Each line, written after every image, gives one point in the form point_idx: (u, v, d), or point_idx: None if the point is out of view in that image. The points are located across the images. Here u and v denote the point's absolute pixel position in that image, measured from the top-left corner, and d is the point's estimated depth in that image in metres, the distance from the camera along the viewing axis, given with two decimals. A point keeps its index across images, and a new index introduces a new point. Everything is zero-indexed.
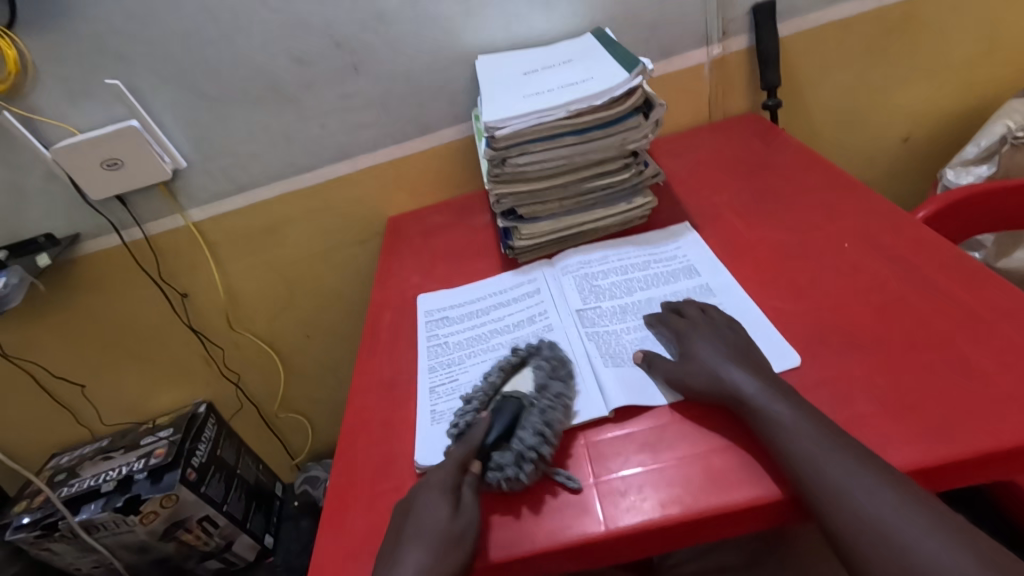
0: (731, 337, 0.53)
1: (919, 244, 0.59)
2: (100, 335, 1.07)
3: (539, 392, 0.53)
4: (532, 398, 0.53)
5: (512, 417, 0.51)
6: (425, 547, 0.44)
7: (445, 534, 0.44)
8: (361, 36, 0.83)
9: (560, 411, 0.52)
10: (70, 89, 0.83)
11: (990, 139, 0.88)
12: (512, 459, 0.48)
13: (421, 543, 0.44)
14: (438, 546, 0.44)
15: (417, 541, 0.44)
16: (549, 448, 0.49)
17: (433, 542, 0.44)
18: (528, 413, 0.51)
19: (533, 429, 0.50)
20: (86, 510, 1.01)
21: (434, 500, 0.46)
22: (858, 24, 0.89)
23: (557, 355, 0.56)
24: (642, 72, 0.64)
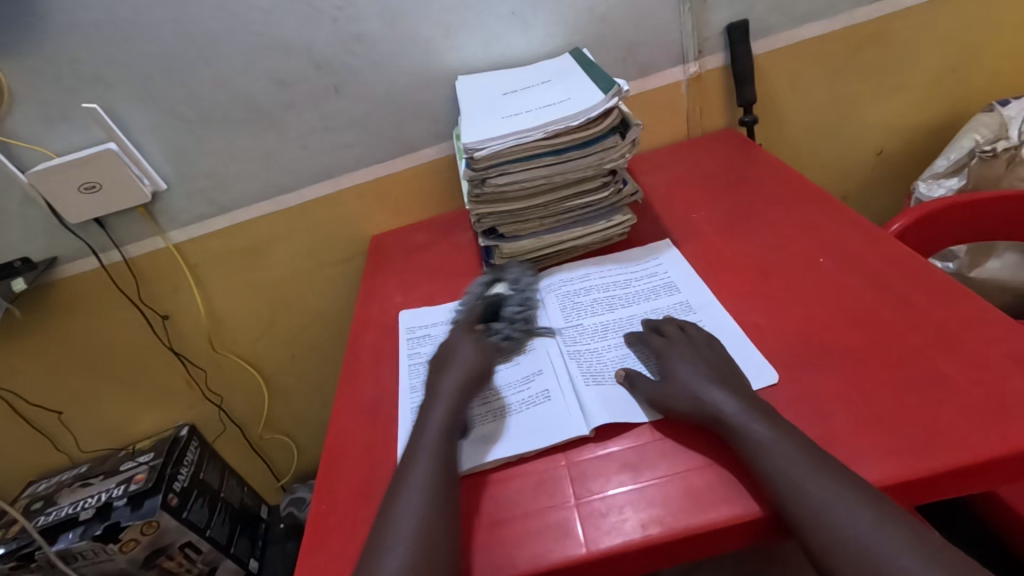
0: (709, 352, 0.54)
1: (891, 259, 0.60)
2: (78, 359, 1.05)
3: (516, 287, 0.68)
4: (520, 294, 0.67)
5: (499, 302, 0.66)
6: (462, 367, 0.57)
7: (479, 361, 0.58)
8: (341, 58, 0.84)
9: (533, 287, 0.69)
10: (47, 113, 0.82)
11: (960, 153, 0.91)
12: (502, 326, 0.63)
13: (449, 376, 0.56)
14: (467, 362, 0.57)
15: (452, 372, 0.56)
16: (531, 315, 0.65)
17: (470, 358, 0.58)
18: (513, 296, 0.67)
19: (517, 302, 0.66)
20: (64, 539, 0.99)
21: (456, 350, 0.59)
22: (829, 42, 0.91)
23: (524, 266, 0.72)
24: (618, 93, 0.64)
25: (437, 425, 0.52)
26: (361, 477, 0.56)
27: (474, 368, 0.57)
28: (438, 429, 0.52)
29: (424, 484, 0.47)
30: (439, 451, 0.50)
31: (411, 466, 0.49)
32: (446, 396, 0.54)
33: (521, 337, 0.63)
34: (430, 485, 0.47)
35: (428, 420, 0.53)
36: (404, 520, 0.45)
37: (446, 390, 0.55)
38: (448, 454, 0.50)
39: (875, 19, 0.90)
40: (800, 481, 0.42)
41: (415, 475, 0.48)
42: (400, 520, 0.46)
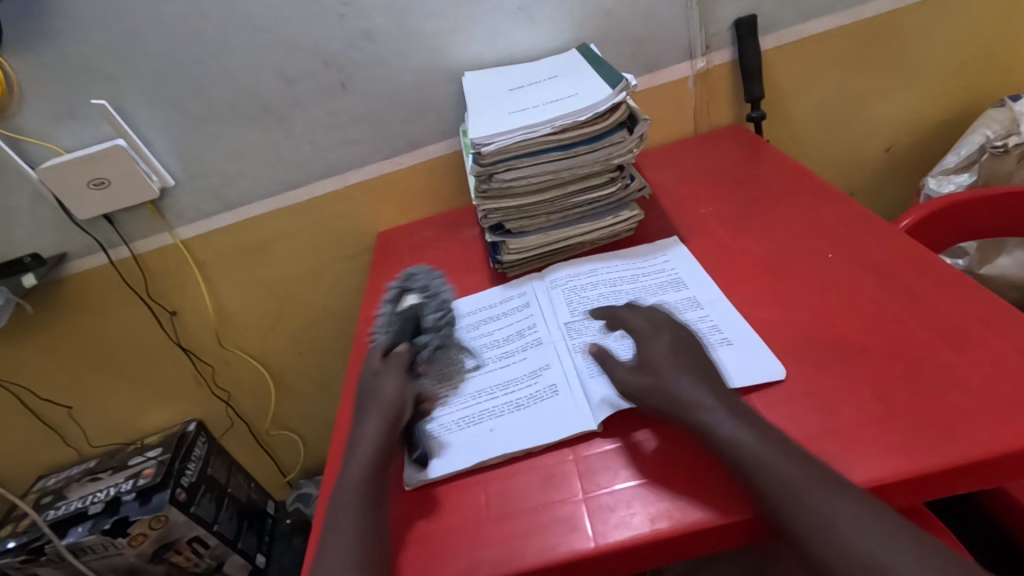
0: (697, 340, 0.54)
1: (902, 254, 0.60)
2: (87, 355, 1.06)
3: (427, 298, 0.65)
4: (423, 305, 0.64)
5: (415, 319, 0.63)
6: (380, 411, 0.54)
7: (398, 400, 0.55)
8: (348, 54, 0.84)
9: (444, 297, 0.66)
10: (56, 109, 0.82)
11: (970, 148, 0.90)
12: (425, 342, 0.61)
13: (380, 409, 0.54)
14: (389, 404, 0.54)
15: (374, 417, 0.54)
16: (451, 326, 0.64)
17: (383, 405, 0.54)
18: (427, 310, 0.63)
19: (434, 317, 0.63)
20: (73, 533, 1.00)
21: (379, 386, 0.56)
22: (838, 37, 0.90)
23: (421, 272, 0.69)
24: (625, 88, 0.64)
25: (372, 444, 0.52)
26: None
27: (396, 412, 0.54)
28: (374, 450, 0.51)
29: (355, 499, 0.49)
30: (372, 471, 0.50)
31: (331, 542, 0.47)
32: (366, 451, 0.51)
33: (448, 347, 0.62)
34: (362, 503, 0.48)
35: (361, 442, 0.52)
36: (335, 542, 0.46)
37: (374, 420, 0.53)
38: (379, 472, 0.51)
39: (884, 14, 0.89)
40: (812, 475, 0.41)
41: (351, 482, 0.50)
42: (333, 535, 0.47)
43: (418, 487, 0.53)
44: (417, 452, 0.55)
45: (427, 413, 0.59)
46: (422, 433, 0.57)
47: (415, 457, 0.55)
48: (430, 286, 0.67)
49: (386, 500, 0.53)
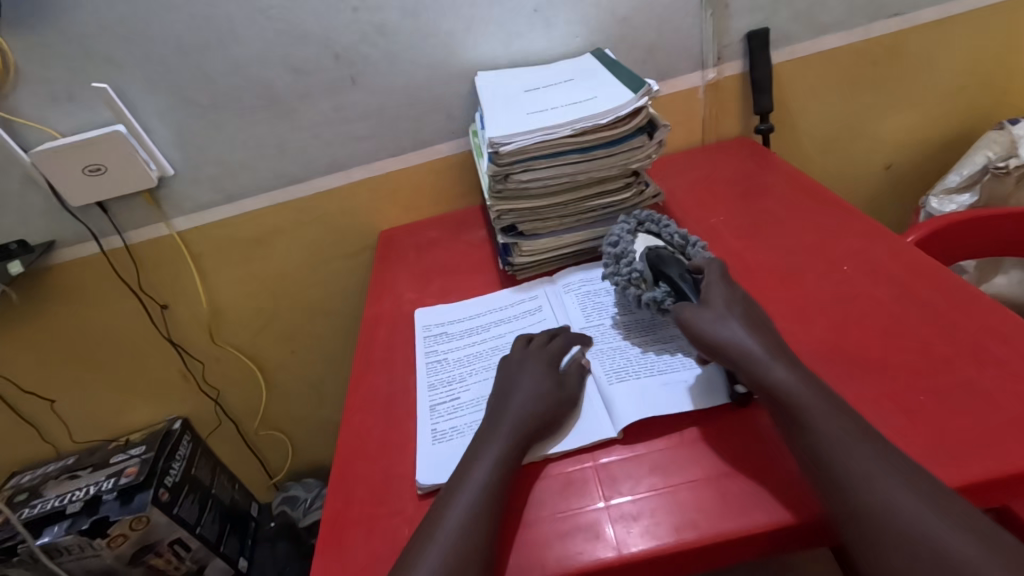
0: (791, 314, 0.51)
1: (916, 268, 0.60)
2: (72, 347, 1.02)
3: (621, 262, 0.63)
4: (629, 265, 0.62)
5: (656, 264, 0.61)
6: (532, 391, 0.53)
7: (551, 377, 0.55)
8: (360, 48, 0.83)
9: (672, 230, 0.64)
10: (54, 91, 0.80)
11: (972, 169, 0.92)
12: (664, 290, 0.59)
13: (526, 383, 0.54)
14: (545, 380, 0.54)
15: (520, 391, 0.53)
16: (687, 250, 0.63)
17: (537, 377, 0.54)
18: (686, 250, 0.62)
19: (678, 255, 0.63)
20: (49, 533, 0.95)
21: (524, 367, 0.56)
22: (847, 54, 0.92)
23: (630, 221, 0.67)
24: (647, 93, 0.64)
25: (521, 415, 0.51)
26: (378, 473, 0.54)
27: (545, 388, 0.54)
28: (520, 418, 0.51)
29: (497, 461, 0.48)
30: (518, 438, 0.50)
31: (443, 506, 0.46)
32: (509, 420, 0.51)
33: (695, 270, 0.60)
34: (503, 465, 0.48)
35: (509, 409, 0.52)
36: (460, 498, 0.46)
37: (523, 392, 0.53)
38: (523, 444, 0.50)
39: (892, 34, 0.91)
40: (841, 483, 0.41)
41: (495, 445, 0.49)
42: (457, 495, 0.46)
43: (430, 491, 0.51)
44: (429, 454, 0.54)
45: (439, 415, 0.58)
46: (433, 436, 0.56)
47: (427, 461, 0.53)
48: (624, 239, 0.65)
49: (396, 504, 0.51)
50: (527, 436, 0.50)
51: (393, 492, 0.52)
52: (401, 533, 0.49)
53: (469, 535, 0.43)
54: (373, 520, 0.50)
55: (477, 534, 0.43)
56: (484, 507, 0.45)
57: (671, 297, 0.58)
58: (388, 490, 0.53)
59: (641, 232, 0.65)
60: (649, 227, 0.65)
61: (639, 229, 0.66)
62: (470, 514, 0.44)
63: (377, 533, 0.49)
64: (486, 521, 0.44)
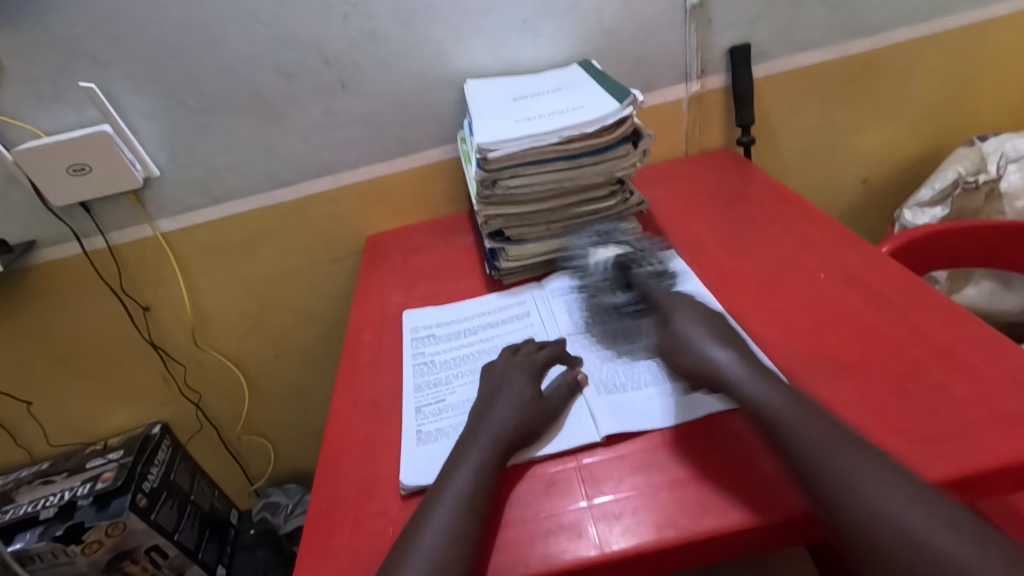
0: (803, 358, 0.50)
1: (892, 277, 0.62)
2: (50, 349, 1.00)
3: (589, 272, 0.69)
4: (600, 273, 0.68)
5: (626, 266, 0.68)
6: (512, 403, 0.53)
7: (528, 390, 0.55)
8: (350, 54, 0.83)
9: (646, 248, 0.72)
10: (39, 90, 0.79)
11: (944, 183, 0.95)
12: (625, 296, 0.65)
13: (506, 395, 0.54)
14: (522, 397, 0.54)
15: (499, 404, 0.54)
16: (659, 266, 0.69)
17: (515, 394, 0.54)
18: (644, 256, 0.70)
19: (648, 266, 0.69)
20: (21, 539, 0.93)
21: (508, 378, 0.57)
22: (824, 71, 0.95)
23: (603, 228, 0.73)
24: (633, 103, 0.65)
25: (501, 428, 0.51)
26: (363, 474, 0.55)
27: (525, 403, 0.53)
28: (501, 429, 0.51)
29: (474, 475, 0.48)
30: (497, 451, 0.50)
31: (424, 515, 0.46)
32: (489, 433, 0.51)
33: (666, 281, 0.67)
34: (479, 478, 0.48)
35: (488, 423, 0.52)
36: (438, 511, 0.46)
37: (503, 406, 0.53)
38: (501, 456, 0.50)
39: (867, 52, 0.94)
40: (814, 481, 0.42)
41: (471, 459, 0.49)
42: (432, 511, 0.46)
43: (414, 491, 0.52)
44: (414, 456, 0.54)
45: (424, 416, 0.58)
46: (419, 437, 0.56)
47: (411, 462, 0.54)
48: (588, 248, 0.72)
49: (380, 505, 0.51)
50: (507, 447, 0.50)
51: (377, 492, 0.53)
52: (385, 532, 0.49)
53: (447, 545, 0.43)
54: (356, 520, 0.50)
55: (454, 548, 0.43)
56: (460, 520, 0.45)
57: (631, 301, 0.65)
58: (372, 490, 0.53)
59: (603, 244, 0.72)
60: (611, 239, 0.72)
61: (603, 241, 0.72)
62: (446, 529, 0.44)
63: (360, 533, 0.49)
64: (462, 534, 0.44)
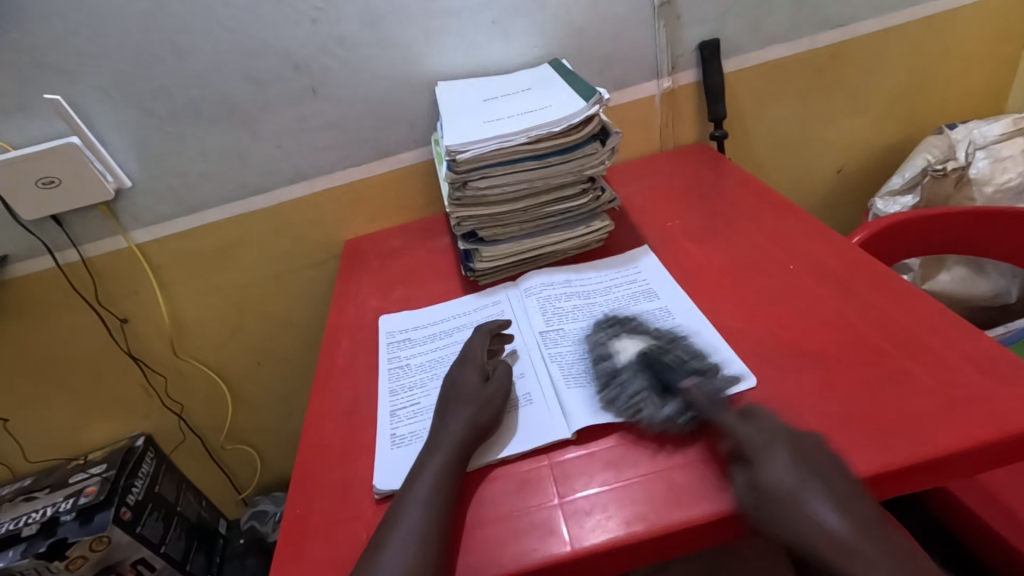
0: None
1: (859, 267, 0.63)
2: (27, 364, 0.99)
3: (612, 382, 0.55)
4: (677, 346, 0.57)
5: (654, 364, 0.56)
6: (473, 405, 0.54)
7: (479, 393, 0.55)
8: (320, 59, 0.83)
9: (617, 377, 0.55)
10: (4, 103, 0.78)
11: (913, 171, 0.97)
12: (706, 375, 0.54)
13: (465, 395, 0.55)
14: (477, 399, 0.54)
15: (460, 409, 0.53)
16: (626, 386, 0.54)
17: (475, 401, 0.54)
18: (675, 345, 0.58)
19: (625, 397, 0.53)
20: (4, 557, 0.92)
21: (462, 379, 0.57)
22: (793, 64, 0.96)
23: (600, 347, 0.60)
24: (599, 102, 0.66)
25: (460, 431, 0.51)
26: (338, 479, 0.55)
27: (483, 412, 0.53)
28: (457, 429, 0.52)
29: (437, 480, 0.48)
30: (457, 453, 0.50)
31: (391, 522, 0.46)
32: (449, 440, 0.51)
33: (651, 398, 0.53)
34: (440, 483, 0.48)
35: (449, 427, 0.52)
36: (407, 515, 0.46)
37: (465, 409, 0.53)
38: (462, 459, 0.50)
39: (835, 45, 0.95)
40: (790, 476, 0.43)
41: (433, 464, 0.49)
42: (394, 523, 0.46)
43: (388, 496, 0.52)
44: (389, 459, 0.54)
45: (399, 420, 0.58)
46: (393, 441, 0.56)
47: (385, 466, 0.54)
48: (605, 341, 0.60)
49: (354, 510, 0.51)
50: (464, 444, 0.51)
51: (353, 498, 0.53)
52: (359, 537, 0.49)
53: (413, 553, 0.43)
54: (331, 526, 0.51)
55: (421, 553, 0.43)
56: (422, 530, 0.45)
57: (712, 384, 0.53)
58: (348, 495, 0.53)
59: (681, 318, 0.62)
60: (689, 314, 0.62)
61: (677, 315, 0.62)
62: (411, 536, 0.44)
63: (334, 539, 0.49)
64: (426, 544, 0.44)
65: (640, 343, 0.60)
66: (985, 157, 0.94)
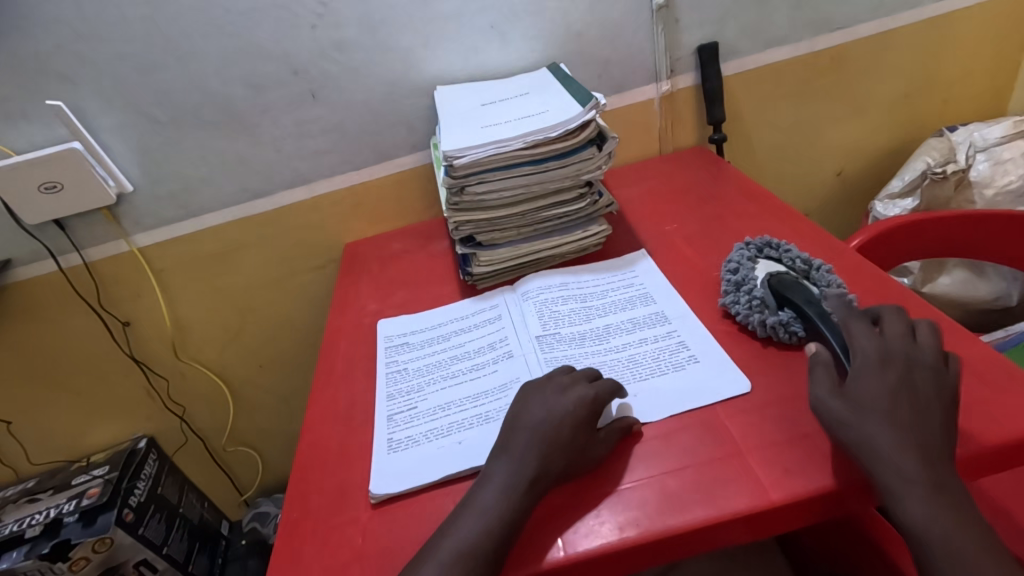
0: (868, 349, 0.48)
1: (855, 271, 0.63)
2: (31, 366, 1.00)
3: (742, 289, 0.61)
4: (750, 291, 0.60)
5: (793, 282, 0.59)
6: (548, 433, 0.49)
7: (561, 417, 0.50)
8: (319, 64, 0.84)
9: (754, 291, 0.60)
10: (8, 109, 0.79)
11: (913, 174, 0.96)
12: (790, 313, 0.56)
13: (546, 417, 0.50)
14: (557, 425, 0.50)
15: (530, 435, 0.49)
16: (760, 294, 0.59)
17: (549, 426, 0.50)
18: (814, 275, 0.60)
19: (760, 308, 0.58)
20: (8, 558, 0.93)
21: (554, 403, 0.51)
22: (793, 67, 0.95)
23: (739, 273, 0.63)
24: (595, 106, 0.66)
25: (528, 461, 0.48)
26: (335, 483, 0.55)
27: (559, 439, 0.49)
28: (533, 456, 0.48)
29: (492, 508, 0.45)
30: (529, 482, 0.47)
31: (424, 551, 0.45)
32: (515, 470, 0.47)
33: (789, 310, 0.56)
34: (500, 513, 0.45)
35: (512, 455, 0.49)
36: (440, 547, 0.44)
37: (535, 436, 0.49)
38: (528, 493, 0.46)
39: (835, 47, 0.95)
40: None
41: (489, 492, 0.47)
42: (435, 547, 0.45)
43: (385, 500, 0.52)
44: (385, 464, 0.55)
45: (396, 424, 0.59)
46: (390, 445, 0.57)
47: (383, 470, 0.54)
48: (744, 264, 0.64)
49: (351, 514, 0.52)
50: (541, 473, 0.47)
51: (350, 502, 0.53)
52: (355, 541, 0.49)
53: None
54: (328, 531, 0.51)
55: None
56: (466, 557, 0.43)
57: (798, 320, 0.56)
58: (344, 500, 0.53)
59: (761, 259, 0.64)
60: (769, 253, 0.65)
61: (759, 256, 0.65)
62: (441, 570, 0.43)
63: (330, 543, 0.50)
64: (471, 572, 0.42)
65: (635, 346, 0.61)
66: (985, 159, 0.94)
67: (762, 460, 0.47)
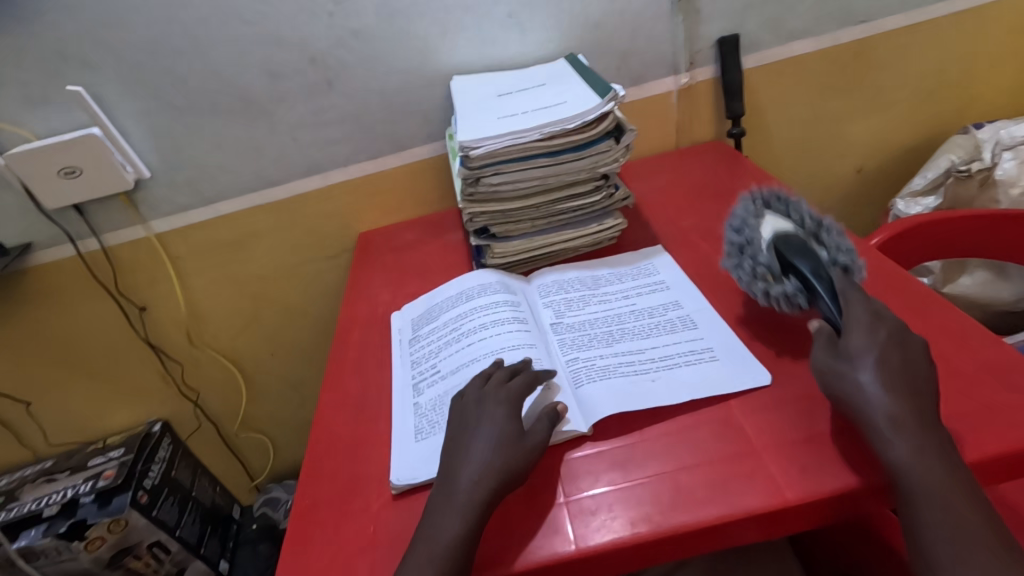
0: (881, 330, 0.47)
1: (875, 269, 0.62)
2: (49, 348, 1.01)
3: (747, 253, 0.60)
4: (754, 258, 0.59)
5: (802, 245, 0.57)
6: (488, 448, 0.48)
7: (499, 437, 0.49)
8: (337, 53, 0.84)
9: (761, 259, 0.58)
10: (28, 94, 0.80)
11: (936, 172, 0.94)
12: (795, 284, 0.56)
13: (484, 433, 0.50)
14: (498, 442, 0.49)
15: (471, 451, 0.49)
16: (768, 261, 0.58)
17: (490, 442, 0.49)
18: (823, 235, 0.59)
19: (764, 276, 0.58)
20: (26, 536, 0.94)
21: (484, 412, 0.51)
22: (816, 60, 0.94)
23: (747, 235, 0.61)
24: (614, 98, 0.66)
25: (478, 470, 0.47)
26: (345, 472, 0.55)
27: (500, 457, 0.48)
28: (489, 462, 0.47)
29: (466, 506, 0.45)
30: (486, 492, 0.46)
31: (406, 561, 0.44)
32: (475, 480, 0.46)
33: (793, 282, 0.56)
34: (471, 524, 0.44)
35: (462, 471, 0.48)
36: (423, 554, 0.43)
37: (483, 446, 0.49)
38: (487, 507, 0.45)
39: (859, 40, 0.93)
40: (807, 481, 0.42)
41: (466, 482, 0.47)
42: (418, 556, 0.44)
43: (405, 490, 0.52)
44: (406, 456, 0.54)
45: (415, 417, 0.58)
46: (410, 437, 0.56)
47: (402, 461, 0.54)
48: (749, 221, 0.62)
49: (363, 502, 0.52)
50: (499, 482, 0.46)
51: (362, 490, 0.53)
52: (366, 529, 0.50)
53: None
54: (340, 518, 0.51)
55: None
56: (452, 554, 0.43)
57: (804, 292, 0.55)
58: (356, 488, 0.53)
59: (767, 213, 0.63)
60: (775, 207, 0.63)
61: (764, 211, 0.63)
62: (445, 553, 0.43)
63: (344, 530, 0.50)
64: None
65: (650, 339, 0.60)
66: (1012, 158, 0.92)
67: (777, 460, 0.47)
